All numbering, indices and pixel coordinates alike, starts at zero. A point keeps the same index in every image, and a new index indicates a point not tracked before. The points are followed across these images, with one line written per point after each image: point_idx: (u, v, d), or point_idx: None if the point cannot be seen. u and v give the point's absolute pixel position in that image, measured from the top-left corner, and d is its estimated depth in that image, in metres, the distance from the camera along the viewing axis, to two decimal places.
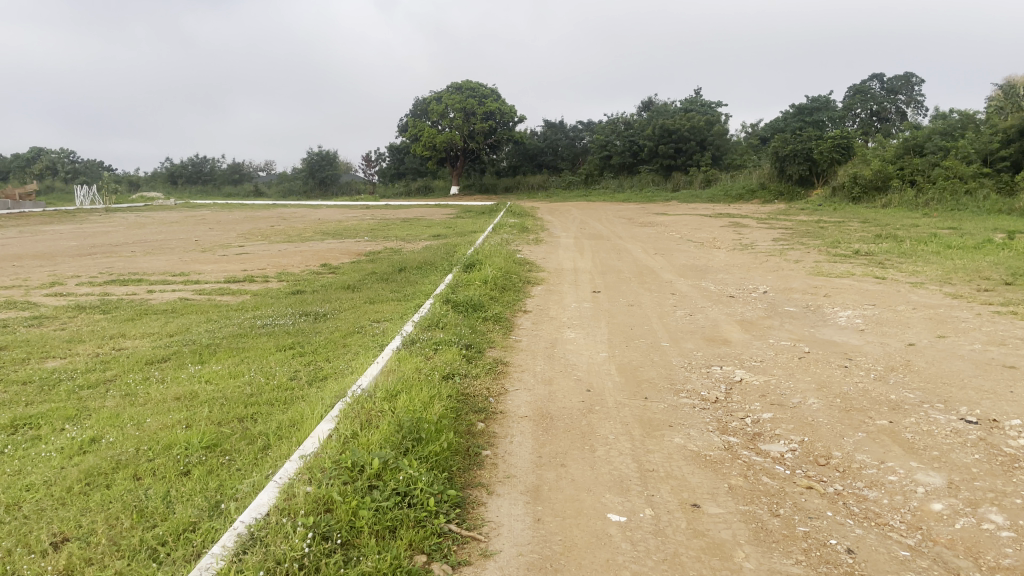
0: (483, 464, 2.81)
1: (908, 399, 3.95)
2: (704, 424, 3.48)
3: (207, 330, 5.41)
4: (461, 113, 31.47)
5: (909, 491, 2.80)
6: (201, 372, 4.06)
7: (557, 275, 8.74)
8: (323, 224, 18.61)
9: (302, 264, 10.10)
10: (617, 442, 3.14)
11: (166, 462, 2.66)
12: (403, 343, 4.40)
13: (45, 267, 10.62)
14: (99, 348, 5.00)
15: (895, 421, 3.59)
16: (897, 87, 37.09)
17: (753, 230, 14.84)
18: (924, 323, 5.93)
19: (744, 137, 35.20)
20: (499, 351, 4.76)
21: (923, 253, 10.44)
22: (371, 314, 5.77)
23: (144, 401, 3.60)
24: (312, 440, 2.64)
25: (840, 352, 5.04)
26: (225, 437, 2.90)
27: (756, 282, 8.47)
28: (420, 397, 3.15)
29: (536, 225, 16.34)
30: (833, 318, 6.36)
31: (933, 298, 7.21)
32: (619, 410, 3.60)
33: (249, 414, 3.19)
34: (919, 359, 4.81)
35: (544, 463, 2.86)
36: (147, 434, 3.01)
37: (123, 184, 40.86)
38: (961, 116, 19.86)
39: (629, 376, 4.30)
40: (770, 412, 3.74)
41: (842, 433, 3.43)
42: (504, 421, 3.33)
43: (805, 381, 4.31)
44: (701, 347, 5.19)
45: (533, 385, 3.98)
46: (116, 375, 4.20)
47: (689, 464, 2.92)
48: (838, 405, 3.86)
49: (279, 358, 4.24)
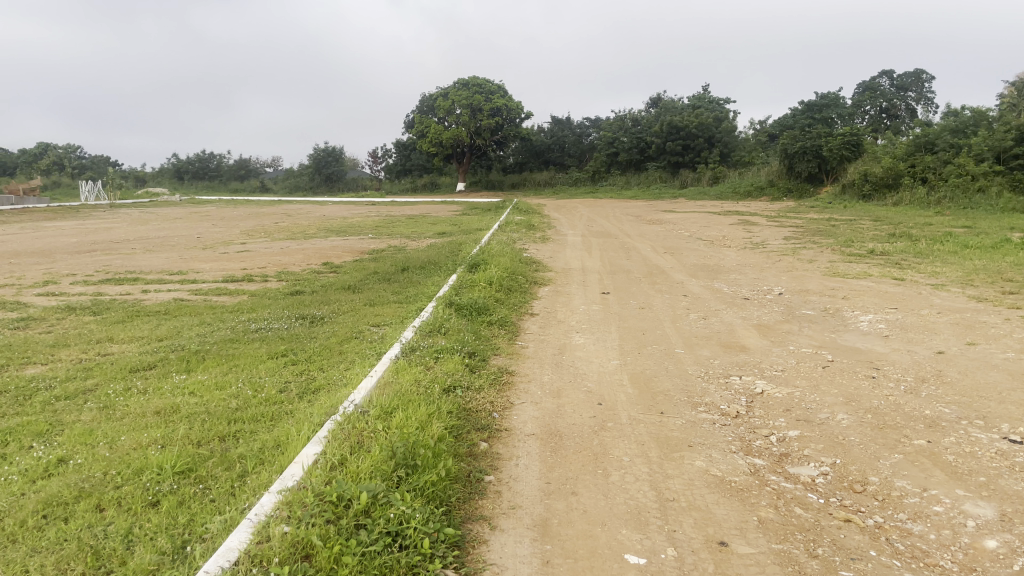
0: (486, 493, 2.54)
1: (944, 416, 3.65)
2: (726, 444, 3.20)
3: (198, 334, 5.15)
4: (468, 108, 31.20)
5: (958, 525, 2.52)
6: (187, 382, 3.79)
7: (565, 275, 8.47)
8: (327, 222, 18.32)
9: (303, 263, 9.84)
10: (632, 465, 2.87)
11: (133, 490, 2.41)
12: (402, 351, 4.13)
13: (42, 264, 10.41)
14: (82, 354, 4.73)
15: (934, 441, 3.30)
16: (907, 83, 36.51)
17: (764, 229, 14.51)
18: (952, 329, 5.63)
19: (753, 134, 34.87)
20: (504, 359, 4.48)
21: (940, 253, 10.14)
22: (370, 317, 5.51)
23: (123, 415, 3.34)
24: (295, 468, 2.38)
25: (865, 361, 4.75)
26: (202, 461, 2.63)
27: (770, 283, 8.20)
28: (419, 415, 2.88)
29: (543, 223, 16.05)
30: (854, 322, 6.06)
31: (957, 301, 6.90)
32: (633, 427, 3.33)
33: (231, 433, 2.92)
34: (951, 369, 4.51)
35: (553, 491, 2.59)
36: (118, 456, 2.76)
37: (129, 180, 40.74)
38: (974, 113, 19.17)
39: (643, 388, 4.02)
40: (797, 430, 3.46)
41: (877, 454, 3.15)
42: (509, 440, 3.07)
43: (832, 393, 4.02)
44: (719, 354, 4.91)
45: (540, 399, 3.71)
46: (97, 385, 3.94)
47: (712, 493, 2.65)
48: (869, 421, 3.57)
49: (270, 367, 3.97)
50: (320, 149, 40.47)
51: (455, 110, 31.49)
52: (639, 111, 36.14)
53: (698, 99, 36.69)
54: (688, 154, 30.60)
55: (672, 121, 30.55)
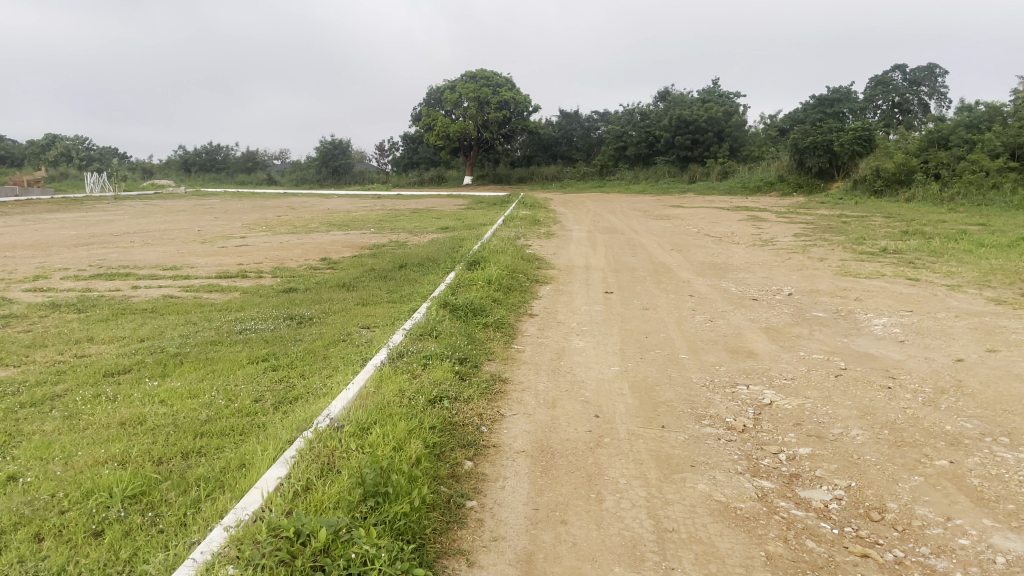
0: (466, 522, 2.31)
1: (967, 433, 3.40)
2: (732, 464, 2.96)
3: (181, 335, 4.94)
4: (475, 102, 30.95)
5: (986, 562, 2.28)
6: (159, 389, 3.56)
7: (567, 273, 8.21)
8: (330, 216, 18.06)
9: (300, 258, 9.61)
10: (629, 488, 2.63)
11: (77, 516, 2.19)
12: (388, 357, 3.90)
13: (37, 258, 10.23)
14: (58, 356, 4.52)
15: (957, 461, 3.06)
16: (919, 78, 35.78)
17: (773, 226, 14.18)
18: (971, 335, 5.36)
19: (763, 129, 34.46)
20: (498, 365, 4.25)
21: (955, 252, 9.85)
22: (361, 318, 5.29)
23: (86, 426, 3.12)
24: (254, 494, 2.16)
25: (880, 370, 4.50)
26: (156, 484, 2.41)
27: (780, 283, 7.93)
28: (396, 433, 2.66)
29: (549, 218, 15.75)
30: (867, 327, 5.78)
31: (975, 304, 6.61)
32: (632, 444, 3.09)
33: (196, 449, 2.71)
34: (972, 379, 4.25)
35: (541, 520, 2.36)
36: (70, 474, 2.54)
37: (136, 172, 40.62)
38: (988, 108, 18.83)
39: (643, 398, 3.78)
40: (809, 447, 3.22)
41: (895, 477, 2.90)
42: (497, 459, 2.84)
43: (846, 406, 3.77)
44: (725, 360, 4.67)
45: (533, 410, 3.47)
46: (66, 391, 3.71)
47: (715, 523, 2.41)
48: (886, 438, 3.32)
49: (248, 374, 3.74)
50: (327, 142, 40.24)
51: (462, 103, 31.23)
52: (647, 106, 35.76)
53: (708, 93, 36.34)
54: (697, 148, 30.25)
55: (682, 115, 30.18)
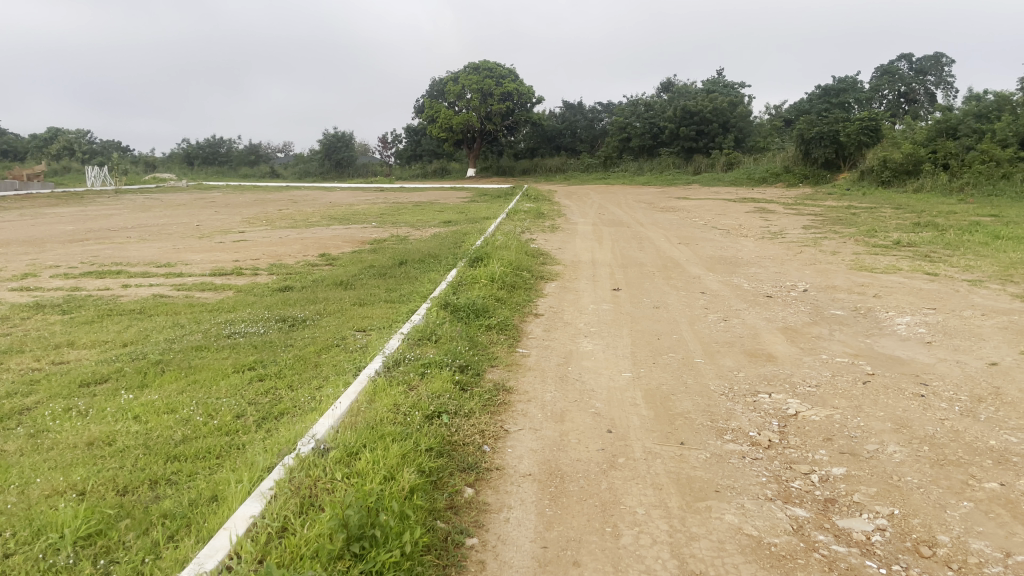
0: (466, 565, 2.04)
1: (1014, 449, 3.10)
2: (760, 489, 2.67)
3: (166, 339, 4.66)
4: (478, 94, 30.64)
5: None
6: (134, 403, 3.29)
7: (573, 270, 7.90)
8: (330, 210, 17.75)
9: (297, 255, 9.29)
10: (648, 520, 2.35)
11: (21, 563, 1.92)
12: (384, 367, 3.62)
13: (28, 256, 9.92)
14: (34, 363, 4.24)
15: (1008, 483, 2.77)
16: (925, 67, 35.32)
17: (782, 218, 13.84)
18: (1002, 336, 5.05)
19: (769, 119, 34.11)
20: (501, 373, 3.96)
21: (971, 245, 9.53)
22: (356, 321, 5.01)
23: (51, 445, 2.84)
24: (222, 537, 1.89)
25: (910, 375, 4.20)
26: (116, 521, 2.13)
27: (794, 278, 7.61)
28: (388, 459, 2.38)
29: (553, 212, 15.38)
30: (890, 326, 5.48)
31: (999, 300, 6.31)
32: (649, 464, 2.81)
33: (168, 479, 2.44)
34: (1010, 385, 3.95)
35: (549, 561, 2.08)
36: (22, 507, 2.25)
37: (138, 166, 40.35)
38: (997, 97, 18.48)
39: (658, 409, 3.50)
40: (843, 467, 2.93)
41: (942, 502, 2.61)
42: (500, 484, 2.56)
43: (878, 418, 3.48)
44: (744, 365, 4.37)
45: (539, 425, 3.19)
46: (37, 403, 3.43)
47: (748, 564, 2.13)
48: (927, 456, 3.03)
49: (232, 385, 3.47)
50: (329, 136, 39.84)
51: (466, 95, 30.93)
52: (651, 97, 35.41)
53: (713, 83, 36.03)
54: (702, 139, 29.88)
55: (686, 107, 29.84)
